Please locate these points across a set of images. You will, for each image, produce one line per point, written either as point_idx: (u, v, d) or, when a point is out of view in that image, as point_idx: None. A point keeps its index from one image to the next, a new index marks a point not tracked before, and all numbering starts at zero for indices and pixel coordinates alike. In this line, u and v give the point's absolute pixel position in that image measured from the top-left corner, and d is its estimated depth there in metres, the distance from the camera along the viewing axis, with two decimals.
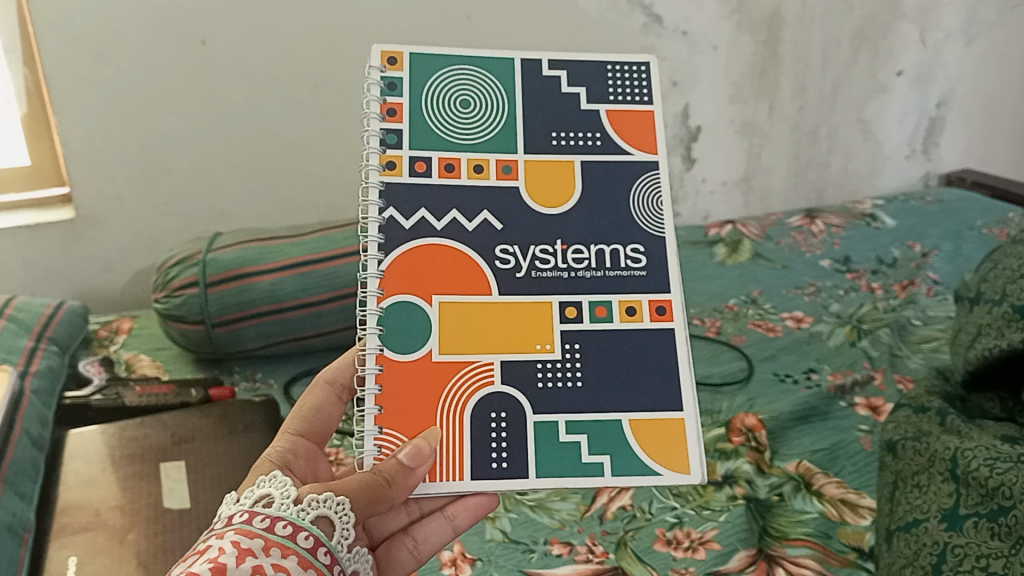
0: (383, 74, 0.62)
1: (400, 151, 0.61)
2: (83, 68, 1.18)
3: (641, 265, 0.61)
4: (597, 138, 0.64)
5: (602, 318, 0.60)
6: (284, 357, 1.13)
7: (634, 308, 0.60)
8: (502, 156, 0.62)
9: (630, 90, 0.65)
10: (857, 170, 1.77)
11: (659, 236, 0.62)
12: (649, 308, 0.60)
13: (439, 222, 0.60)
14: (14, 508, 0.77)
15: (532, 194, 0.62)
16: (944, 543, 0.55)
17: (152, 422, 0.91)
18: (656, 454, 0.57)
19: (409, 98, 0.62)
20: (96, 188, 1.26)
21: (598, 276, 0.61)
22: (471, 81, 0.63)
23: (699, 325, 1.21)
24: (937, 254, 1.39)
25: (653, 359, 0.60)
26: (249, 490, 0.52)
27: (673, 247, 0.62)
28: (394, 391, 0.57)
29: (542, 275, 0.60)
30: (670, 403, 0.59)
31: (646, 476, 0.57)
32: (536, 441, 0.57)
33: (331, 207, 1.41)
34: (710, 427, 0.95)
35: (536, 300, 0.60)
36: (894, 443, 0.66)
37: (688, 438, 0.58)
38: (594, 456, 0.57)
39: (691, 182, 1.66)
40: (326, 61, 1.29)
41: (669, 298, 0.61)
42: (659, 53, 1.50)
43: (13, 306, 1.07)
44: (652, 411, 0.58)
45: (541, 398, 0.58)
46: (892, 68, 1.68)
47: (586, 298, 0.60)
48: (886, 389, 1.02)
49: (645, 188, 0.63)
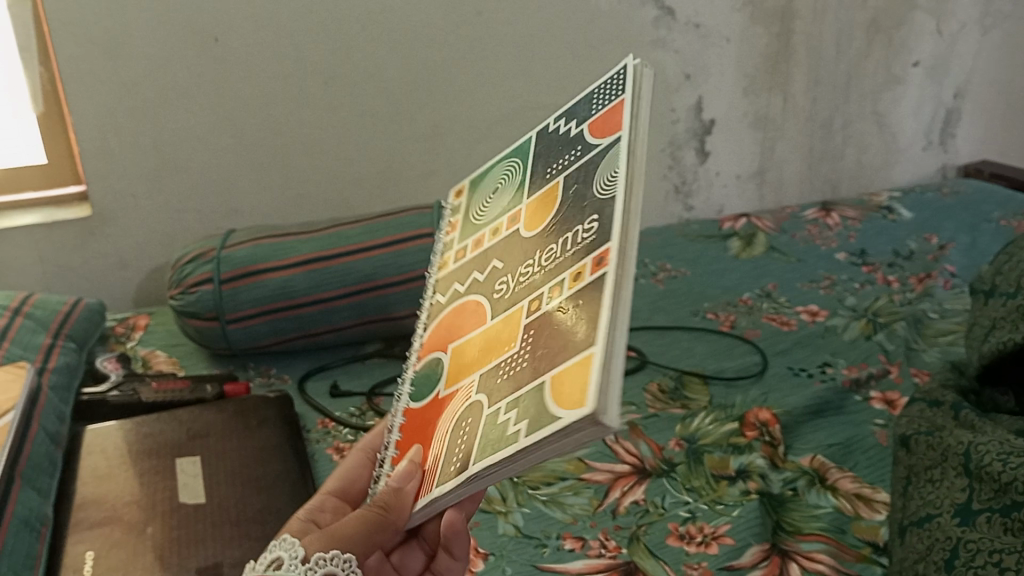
0: (453, 206, 0.68)
1: (452, 250, 0.63)
2: (98, 66, 1.19)
3: (592, 229, 0.47)
4: (576, 151, 0.55)
5: (553, 298, 0.46)
6: (298, 353, 1.14)
7: (577, 273, 0.45)
8: (511, 212, 0.58)
9: (608, 96, 0.55)
10: (872, 163, 1.76)
11: (610, 196, 0.48)
12: (591, 263, 0.45)
13: (463, 285, 0.58)
14: (31, 504, 0.78)
15: (527, 225, 0.55)
16: (956, 538, 0.54)
17: (167, 419, 0.92)
18: (560, 402, 0.40)
19: (464, 213, 0.65)
20: (110, 185, 1.26)
21: (557, 260, 0.48)
22: (501, 169, 0.63)
23: (713, 320, 1.21)
24: (954, 246, 1.38)
25: (579, 308, 0.43)
26: (264, 554, 0.52)
27: (624, 198, 0.47)
28: (411, 432, 0.54)
29: (522, 285, 0.51)
30: (586, 341, 0.41)
31: (545, 429, 0.40)
32: (481, 435, 0.45)
33: (344, 203, 1.40)
34: (723, 422, 0.95)
35: (512, 308, 0.50)
36: (907, 437, 0.65)
37: (593, 371, 0.40)
38: (513, 425, 0.42)
39: (705, 175, 1.64)
40: (338, 57, 1.29)
41: (607, 244, 0.45)
42: (670, 46, 1.50)
43: (31, 303, 1.08)
44: (569, 356, 0.42)
45: (496, 390, 0.46)
46: (908, 59, 1.68)
47: (546, 286, 0.48)
48: (901, 383, 1.02)
49: (606, 164, 0.50)
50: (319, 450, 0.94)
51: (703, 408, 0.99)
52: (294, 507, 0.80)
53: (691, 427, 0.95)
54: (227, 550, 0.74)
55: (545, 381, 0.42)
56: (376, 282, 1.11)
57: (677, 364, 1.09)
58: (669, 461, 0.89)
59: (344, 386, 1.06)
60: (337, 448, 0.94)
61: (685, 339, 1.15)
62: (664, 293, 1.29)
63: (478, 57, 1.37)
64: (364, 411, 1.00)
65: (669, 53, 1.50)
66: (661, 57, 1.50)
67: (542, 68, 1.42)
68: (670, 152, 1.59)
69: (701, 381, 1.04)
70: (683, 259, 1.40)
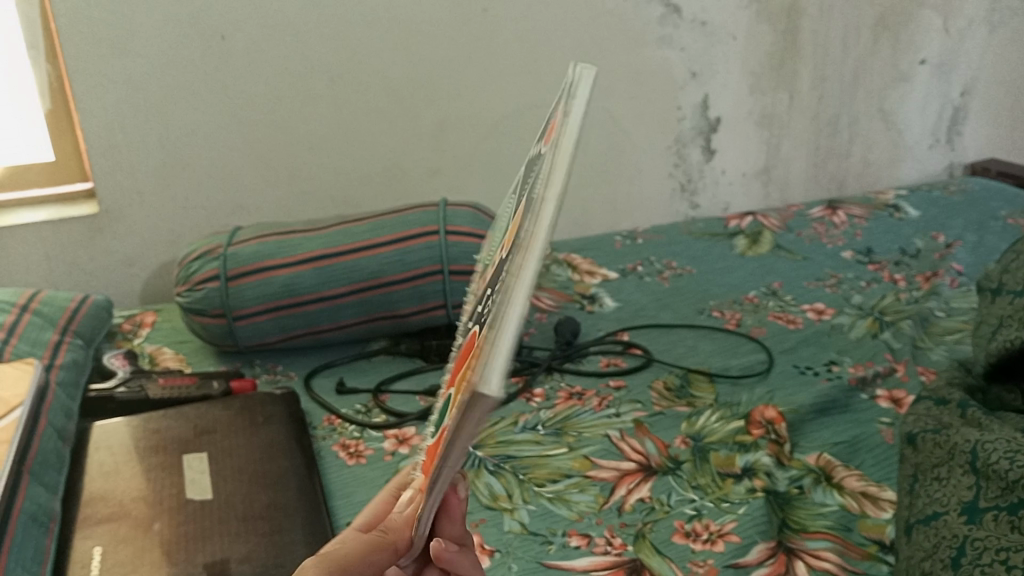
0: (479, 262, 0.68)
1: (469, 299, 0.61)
2: (106, 63, 1.19)
3: (520, 232, 0.42)
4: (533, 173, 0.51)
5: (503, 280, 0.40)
6: (304, 350, 1.14)
7: (505, 270, 0.40)
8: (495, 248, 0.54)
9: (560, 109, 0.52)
10: (878, 161, 1.76)
11: (538, 195, 0.43)
12: (513, 254, 0.40)
13: (464, 324, 0.54)
14: (38, 499, 0.78)
15: (500, 251, 0.50)
16: (963, 536, 0.54)
17: (174, 415, 0.93)
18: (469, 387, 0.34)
19: (481, 263, 0.63)
20: (117, 182, 1.26)
21: (503, 268, 0.43)
22: (503, 212, 0.62)
23: (718, 317, 1.21)
24: (961, 245, 1.38)
25: (499, 295, 0.37)
26: None
27: (549, 193, 0.41)
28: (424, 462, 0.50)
29: (484, 300, 0.45)
30: (492, 320, 0.36)
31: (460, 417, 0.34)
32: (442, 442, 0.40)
33: (349, 201, 1.40)
34: (729, 420, 0.95)
35: (475, 323, 0.44)
36: (914, 435, 0.65)
37: (490, 347, 0.34)
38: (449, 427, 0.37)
39: (711, 173, 1.64)
40: (344, 54, 1.30)
41: (524, 233, 0.39)
42: (676, 43, 1.49)
43: (38, 300, 1.09)
44: (481, 339, 0.36)
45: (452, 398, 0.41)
46: (915, 57, 1.68)
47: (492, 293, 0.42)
48: (907, 381, 1.02)
49: (543, 169, 0.45)
50: (325, 446, 0.94)
51: (709, 406, 0.99)
52: (300, 503, 0.80)
53: (696, 426, 0.95)
54: (234, 545, 0.74)
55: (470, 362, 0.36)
56: (382, 279, 1.11)
57: (682, 362, 1.09)
58: (675, 459, 0.89)
59: (350, 382, 1.07)
60: (343, 445, 0.94)
61: (691, 337, 1.15)
62: (669, 291, 1.29)
63: (484, 54, 1.37)
64: (370, 408, 1.01)
65: (675, 50, 1.50)
66: (667, 54, 1.49)
67: (548, 65, 1.42)
68: (676, 150, 1.59)
69: (707, 379, 1.04)
70: (688, 257, 1.40)
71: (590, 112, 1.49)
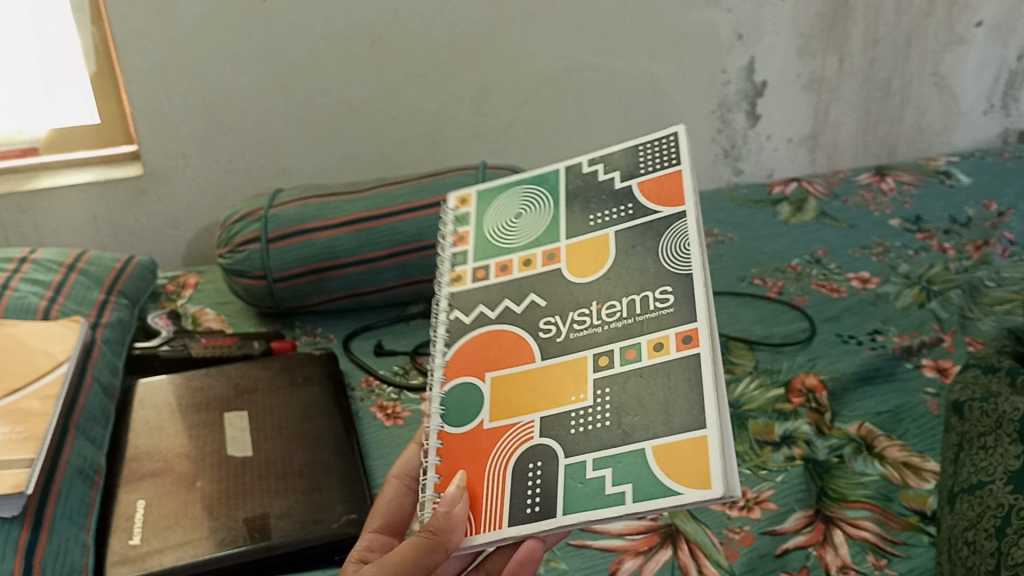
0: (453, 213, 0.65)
1: (465, 266, 0.61)
2: (148, 26, 1.19)
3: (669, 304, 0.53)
4: (628, 208, 0.59)
5: (630, 360, 0.52)
6: (342, 313, 1.15)
7: (662, 343, 0.51)
8: (546, 247, 0.60)
9: (659, 159, 0.60)
10: (930, 127, 1.71)
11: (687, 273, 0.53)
12: (676, 340, 0.51)
13: (495, 311, 0.58)
14: (85, 452, 0.79)
15: (570, 268, 0.58)
16: (1009, 505, 0.53)
17: (215, 374, 0.94)
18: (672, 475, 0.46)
19: (474, 227, 0.63)
20: (161, 146, 1.27)
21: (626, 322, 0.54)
22: (522, 200, 0.63)
23: (760, 285, 1.19)
24: (1014, 213, 1.33)
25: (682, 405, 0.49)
26: None
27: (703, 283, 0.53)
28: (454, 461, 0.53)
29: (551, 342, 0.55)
30: (693, 423, 0.48)
31: (664, 499, 0.45)
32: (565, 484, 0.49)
33: (389, 163, 1.40)
34: (769, 387, 0.94)
35: (569, 357, 0.54)
36: (960, 404, 0.63)
37: (709, 455, 0.46)
38: (617, 485, 0.47)
39: (756, 139, 1.61)
40: (384, 15, 1.28)
41: (696, 325, 0.51)
42: (723, 4, 1.45)
43: (85, 260, 1.11)
44: (676, 434, 0.48)
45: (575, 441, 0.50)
46: (972, 18, 1.61)
47: (616, 345, 0.53)
48: (954, 351, 0.99)
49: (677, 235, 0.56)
50: (362, 407, 0.95)
51: (748, 373, 0.98)
52: (335, 462, 0.81)
53: (735, 393, 0.94)
54: (271, 502, 0.76)
55: (645, 450, 0.48)
56: (420, 244, 1.11)
57: (722, 329, 1.07)
58: None
59: (388, 345, 1.08)
60: (380, 406, 0.95)
61: (731, 305, 1.14)
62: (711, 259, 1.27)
63: (524, 16, 1.35)
64: (407, 369, 1.02)
65: (721, 11, 1.46)
66: (712, 15, 1.45)
67: (592, 30, 1.40)
68: (720, 115, 1.56)
69: (747, 346, 1.03)
70: (731, 224, 1.38)
71: (634, 74, 1.46)
